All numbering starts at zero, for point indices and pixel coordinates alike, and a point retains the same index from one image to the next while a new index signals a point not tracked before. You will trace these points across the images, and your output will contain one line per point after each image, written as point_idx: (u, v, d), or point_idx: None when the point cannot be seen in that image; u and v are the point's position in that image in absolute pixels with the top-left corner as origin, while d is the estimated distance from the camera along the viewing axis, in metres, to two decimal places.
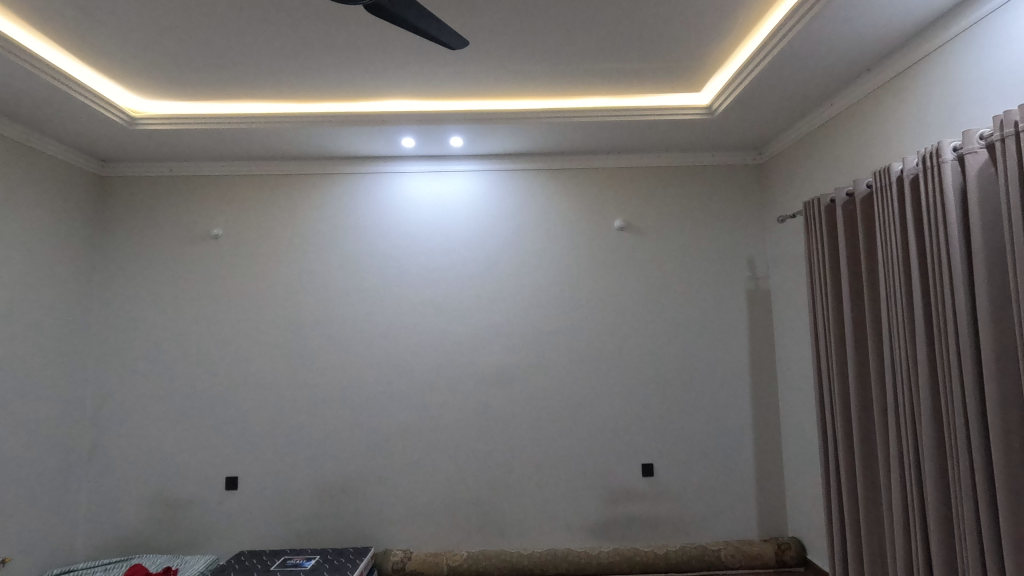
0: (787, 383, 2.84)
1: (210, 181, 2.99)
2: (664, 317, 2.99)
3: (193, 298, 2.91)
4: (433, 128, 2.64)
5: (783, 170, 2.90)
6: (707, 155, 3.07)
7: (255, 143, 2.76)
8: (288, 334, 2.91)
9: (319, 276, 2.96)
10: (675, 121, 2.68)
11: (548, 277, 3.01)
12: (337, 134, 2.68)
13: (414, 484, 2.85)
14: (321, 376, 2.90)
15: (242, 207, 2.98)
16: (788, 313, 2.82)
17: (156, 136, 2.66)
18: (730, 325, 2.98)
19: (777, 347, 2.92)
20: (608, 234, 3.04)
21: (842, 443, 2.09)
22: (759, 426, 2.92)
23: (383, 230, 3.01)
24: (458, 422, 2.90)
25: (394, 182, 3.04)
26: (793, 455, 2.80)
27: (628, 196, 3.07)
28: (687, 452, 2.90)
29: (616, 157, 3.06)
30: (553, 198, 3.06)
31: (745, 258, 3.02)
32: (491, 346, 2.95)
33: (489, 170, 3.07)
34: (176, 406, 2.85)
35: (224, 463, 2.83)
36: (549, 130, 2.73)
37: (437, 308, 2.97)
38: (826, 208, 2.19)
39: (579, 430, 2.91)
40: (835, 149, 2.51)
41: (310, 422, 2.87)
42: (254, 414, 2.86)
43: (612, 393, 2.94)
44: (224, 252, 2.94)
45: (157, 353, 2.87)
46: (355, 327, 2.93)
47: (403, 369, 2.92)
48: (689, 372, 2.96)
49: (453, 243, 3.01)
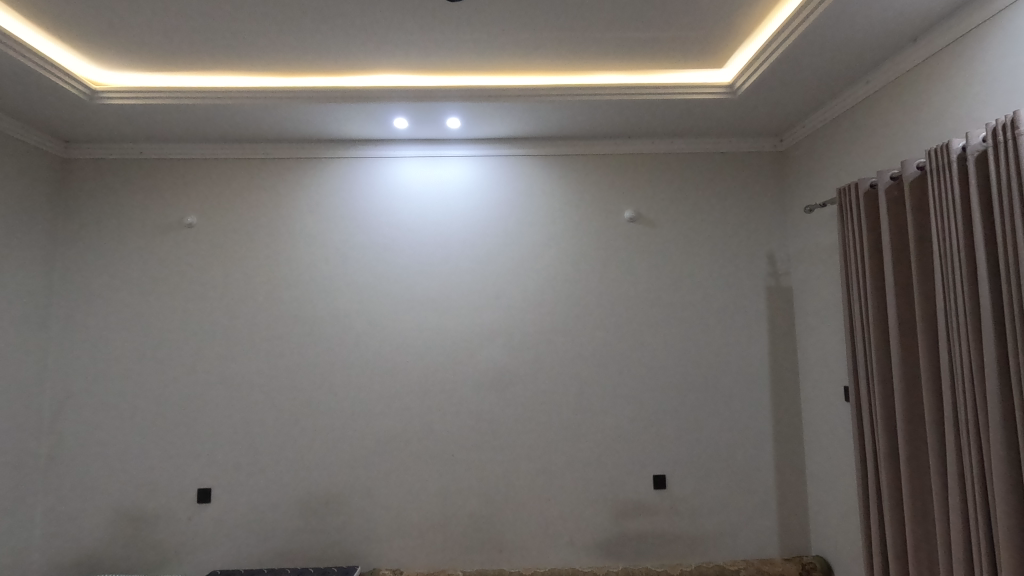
0: (812, 388, 2.62)
1: (184, 164, 2.74)
2: (678, 317, 2.76)
3: (165, 293, 2.66)
4: (429, 106, 2.39)
5: (808, 157, 2.68)
6: (724, 141, 2.84)
7: (232, 122, 2.51)
8: (267, 332, 2.67)
9: (304, 270, 2.72)
10: (692, 102, 2.44)
11: (552, 272, 2.77)
12: (322, 112, 2.43)
13: (405, 498, 2.61)
14: (304, 378, 2.65)
15: (219, 194, 2.73)
16: (814, 313, 2.59)
17: (122, 112, 2.40)
18: (749, 324, 2.76)
19: (801, 350, 2.70)
20: (617, 226, 2.81)
21: (886, 456, 1.87)
22: (781, 434, 2.70)
23: (373, 219, 2.77)
24: (453, 429, 2.66)
25: (385, 167, 2.80)
26: (817, 465, 2.58)
27: (639, 184, 2.84)
28: (703, 464, 2.67)
29: (626, 142, 2.83)
30: (559, 186, 2.83)
31: (766, 252, 2.80)
32: (491, 347, 2.72)
33: (487, 155, 2.83)
34: (144, 411, 2.59)
35: (197, 475, 2.58)
36: (555, 110, 2.49)
37: (432, 305, 2.73)
38: (866, 193, 1.98)
39: (586, 439, 2.68)
40: (871, 132, 2.27)
41: (291, 428, 2.62)
42: (230, 420, 2.61)
43: (622, 399, 2.70)
44: (199, 243, 2.69)
45: (125, 352, 2.62)
46: (342, 325, 2.69)
47: (394, 371, 2.68)
48: (705, 376, 2.73)
49: (448, 234, 2.78)
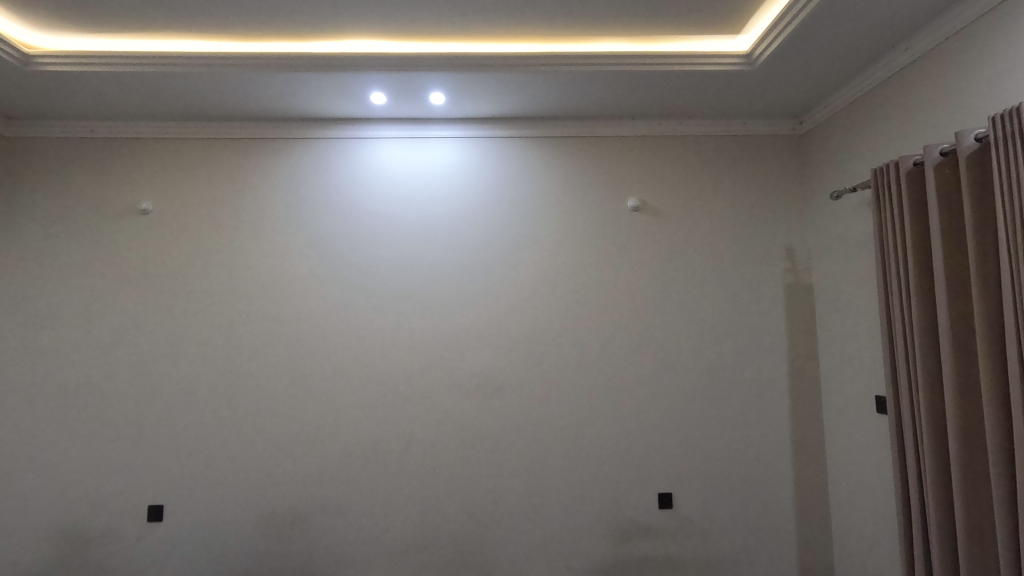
0: (836, 397, 2.35)
1: (141, 144, 2.47)
2: (686, 316, 2.49)
3: (115, 287, 2.39)
4: (408, 77, 2.13)
5: (832, 140, 2.41)
6: (738, 123, 2.58)
7: (189, 95, 2.24)
8: (230, 331, 2.40)
9: (272, 262, 2.45)
10: (704, 74, 2.17)
11: (547, 266, 2.50)
12: (289, 84, 2.17)
13: (382, 518, 2.34)
14: (269, 382, 2.38)
15: (178, 177, 2.46)
16: (840, 312, 2.32)
17: (62, 82, 2.12)
18: (764, 326, 2.49)
19: (823, 354, 2.43)
20: (619, 216, 2.54)
21: (933, 477, 1.61)
22: (800, 448, 2.43)
23: (348, 207, 2.50)
24: (436, 440, 2.39)
25: (363, 149, 2.53)
26: (842, 483, 2.31)
27: (643, 170, 2.57)
28: (713, 480, 2.40)
29: (629, 123, 2.57)
30: (555, 173, 2.56)
31: (784, 245, 2.53)
32: (479, 348, 2.45)
33: (475, 135, 2.56)
34: (91, 417, 2.33)
35: (149, 489, 2.31)
36: (551, 84, 2.22)
37: (413, 302, 2.46)
38: (909, 173, 1.70)
39: (584, 452, 2.40)
40: (906, 107, 1.99)
41: (254, 438, 2.35)
42: (184, 429, 2.34)
43: (624, 408, 2.43)
44: (155, 231, 2.43)
45: (71, 351, 2.35)
46: (314, 323, 2.42)
47: (371, 375, 2.41)
48: (716, 382, 2.46)
49: (431, 223, 2.51)
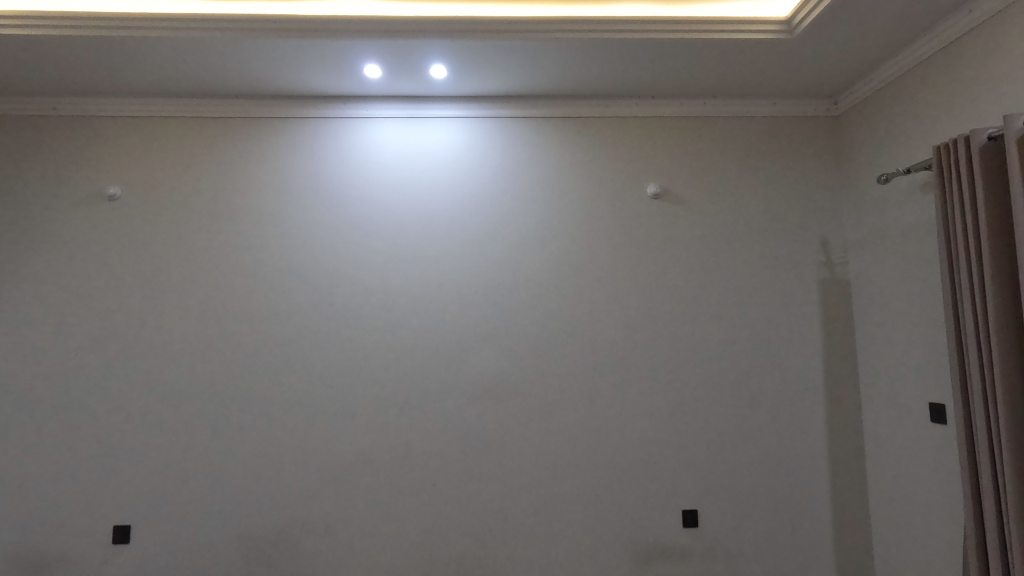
0: (879, 404, 2.13)
1: (109, 123, 2.23)
2: (712, 315, 2.27)
3: (78, 281, 2.15)
4: (406, 45, 1.90)
5: (871, 121, 2.19)
6: (767, 103, 2.36)
7: (160, 66, 2.00)
8: (208, 331, 2.16)
9: (255, 254, 2.21)
10: (735, 45, 1.94)
11: (560, 259, 2.28)
12: (272, 53, 1.93)
13: (376, 539, 2.10)
14: (250, 387, 2.15)
15: (151, 160, 2.22)
16: (884, 310, 2.10)
17: (14, 51, 1.88)
18: (797, 325, 2.27)
19: (864, 355, 2.21)
20: (637, 204, 2.32)
21: (1016, 497, 1.38)
22: (838, 459, 2.20)
23: (339, 193, 2.26)
24: (436, 451, 2.16)
25: (357, 130, 2.30)
26: (886, 499, 2.09)
27: (664, 154, 2.34)
28: (742, 495, 2.18)
29: (648, 103, 2.35)
30: (568, 157, 2.33)
31: (819, 237, 2.31)
32: (485, 348, 2.22)
33: (480, 115, 2.33)
34: (51, 427, 2.08)
35: (115, 507, 2.07)
36: (565, 55, 2.00)
37: (412, 298, 2.23)
38: (984, 148, 1.48)
39: (600, 464, 2.17)
40: (963, 79, 1.77)
41: (234, 450, 2.12)
42: (155, 439, 2.10)
43: (643, 416, 2.20)
44: (124, 220, 2.19)
45: (29, 353, 2.11)
46: (301, 322, 2.19)
47: (365, 379, 2.17)
48: (744, 387, 2.23)
49: (432, 211, 2.28)
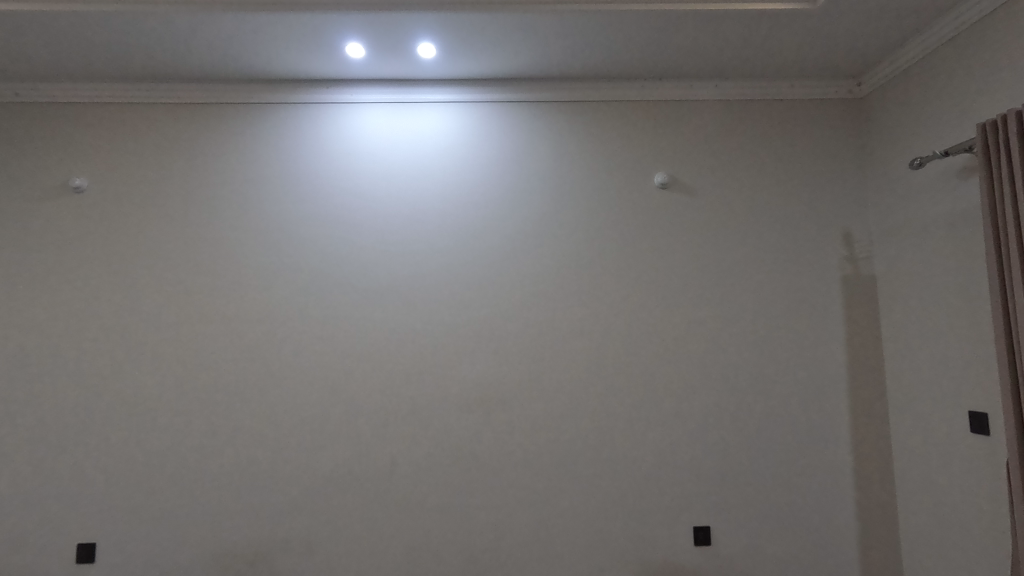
0: (909, 411, 1.95)
1: (75, 109, 2.08)
2: (724, 313, 2.09)
3: (41, 278, 2.00)
4: (390, 20, 1.74)
5: (899, 102, 2.01)
6: (783, 85, 2.18)
7: (125, 46, 1.85)
8: (181, 334, 2.01)
9: (232, 250, 2.06)
10: (750, 18, 1.77)
11: (559, 255, 2.11)
12: (246, 31, 1.78)
13: (361, 559, 1.94)
14: (226, 393, 1.99)
15: (120, 149, 2.07)
16: (916, 309, 1.92)
17: None
18: (817, 325, 2.09)
19: (892, 358, 2.03)
20: (643, 194, 2.15)
21: None
22: (863, 471, 2.02)
23: (322, 184, 2.11)
24: (426, 462, 1.99)
25: (341, 116, 2.14)
26: (917, 515, 1.91)
27: (672, 140, 2.17)
28: (759, 511, 2.00)
29: (655, 85, 2.17)
30: (568, 144, 2.16)
31: (841, 229, 2.13)
32: (478, 350, 2.05)
33: (473, 99, 2.16)
34: (10, 436, 1.94)
35: (79, 523, 1.92)
36: (563, 32, 1.83)
37: (400, 296, 2.07)
38: None
39: (604, 475, 2.01)
40: (1005, 50, 1.59)
41: (208, 461, 1.96)
42: (123, 450, 1.95)
43: (651, 423, 2.03)
44: (90, 213, 2.04)
45: None
46: (281, 323, 2.03)
47: (350, 386, 2.01)
48: (760, 393, 2.06)
49: (422, 203, 2.11)
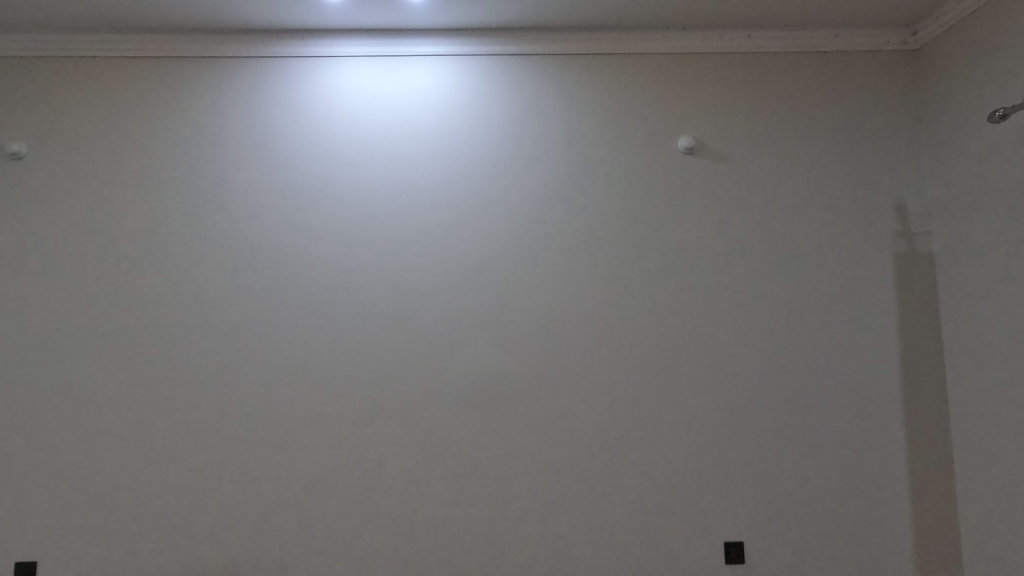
0: (978, 409, 1.68)
1: (15, 64, 1.83)
2: (760, 296, 1.83)
3: None
4: None
5: (966, 52, 1.73)
6: (826, 35, 1.90)
7: None
8: (136, 320, 1.76)
9: (195, 224, 1.80)
10: None
11: (567, 230, 1.84)
12: None
13: None
14: (187, 388, 1.74)
15: (67, 110, 1.82)
16: (992, 289, 1.64)
17: None
18: (866, 310, 1.82)
19: (955, 348, 1.76)
20: (666, 161, 1.87)
21: None
22: (920, 479, 1.76)
23: (296, 150, 1.84)
24: (418, 466, 1.74)
25: (318, 72, 1.87)
26: (987, 529, 1.65)
27: (698, 98, 1.90)
28: (798, 523, 1.74)
29: (678, 35, 1.90)
30: (578, 103, 1.89)
31: (894, 200, 1.85)
32: (477, 338, 1.79)
33: (468, 53, 1.89)
34: None
35: (18, 537, 1.67)
36: None
37: (385, 277, 1.80)
38: None
39: (621, 482, 1.75)
40: None
41: (167, 465, 1.71)
42: (68, 454, 1.70)
43: (675, 422, 1.77)
44: (32, 183, 1.78)
45: None
46: (251, 307, 1.78)
47: (328, 381, 1.76)
48: (800, 388, 1.79)
49: (411, 172, 1.85)
